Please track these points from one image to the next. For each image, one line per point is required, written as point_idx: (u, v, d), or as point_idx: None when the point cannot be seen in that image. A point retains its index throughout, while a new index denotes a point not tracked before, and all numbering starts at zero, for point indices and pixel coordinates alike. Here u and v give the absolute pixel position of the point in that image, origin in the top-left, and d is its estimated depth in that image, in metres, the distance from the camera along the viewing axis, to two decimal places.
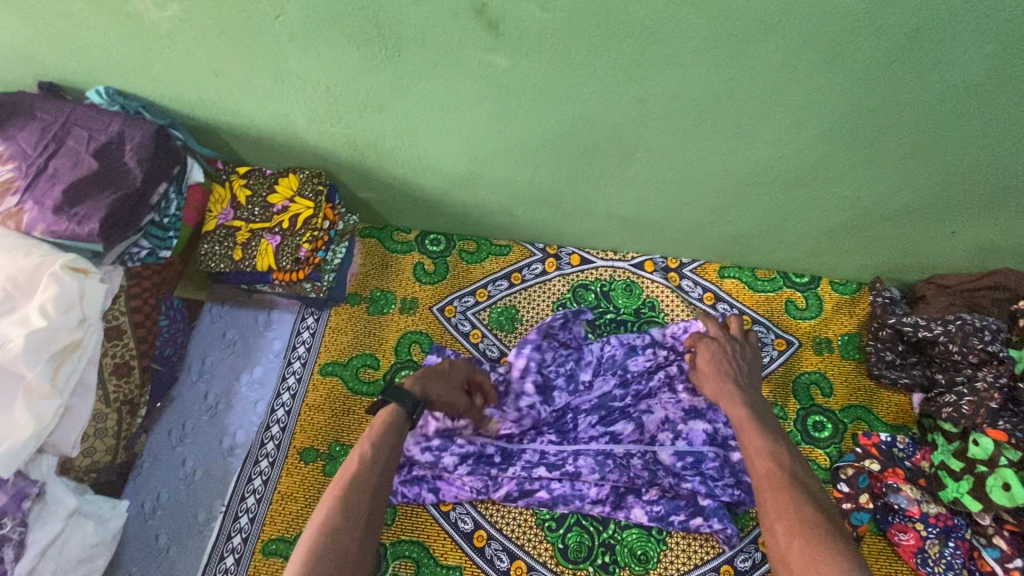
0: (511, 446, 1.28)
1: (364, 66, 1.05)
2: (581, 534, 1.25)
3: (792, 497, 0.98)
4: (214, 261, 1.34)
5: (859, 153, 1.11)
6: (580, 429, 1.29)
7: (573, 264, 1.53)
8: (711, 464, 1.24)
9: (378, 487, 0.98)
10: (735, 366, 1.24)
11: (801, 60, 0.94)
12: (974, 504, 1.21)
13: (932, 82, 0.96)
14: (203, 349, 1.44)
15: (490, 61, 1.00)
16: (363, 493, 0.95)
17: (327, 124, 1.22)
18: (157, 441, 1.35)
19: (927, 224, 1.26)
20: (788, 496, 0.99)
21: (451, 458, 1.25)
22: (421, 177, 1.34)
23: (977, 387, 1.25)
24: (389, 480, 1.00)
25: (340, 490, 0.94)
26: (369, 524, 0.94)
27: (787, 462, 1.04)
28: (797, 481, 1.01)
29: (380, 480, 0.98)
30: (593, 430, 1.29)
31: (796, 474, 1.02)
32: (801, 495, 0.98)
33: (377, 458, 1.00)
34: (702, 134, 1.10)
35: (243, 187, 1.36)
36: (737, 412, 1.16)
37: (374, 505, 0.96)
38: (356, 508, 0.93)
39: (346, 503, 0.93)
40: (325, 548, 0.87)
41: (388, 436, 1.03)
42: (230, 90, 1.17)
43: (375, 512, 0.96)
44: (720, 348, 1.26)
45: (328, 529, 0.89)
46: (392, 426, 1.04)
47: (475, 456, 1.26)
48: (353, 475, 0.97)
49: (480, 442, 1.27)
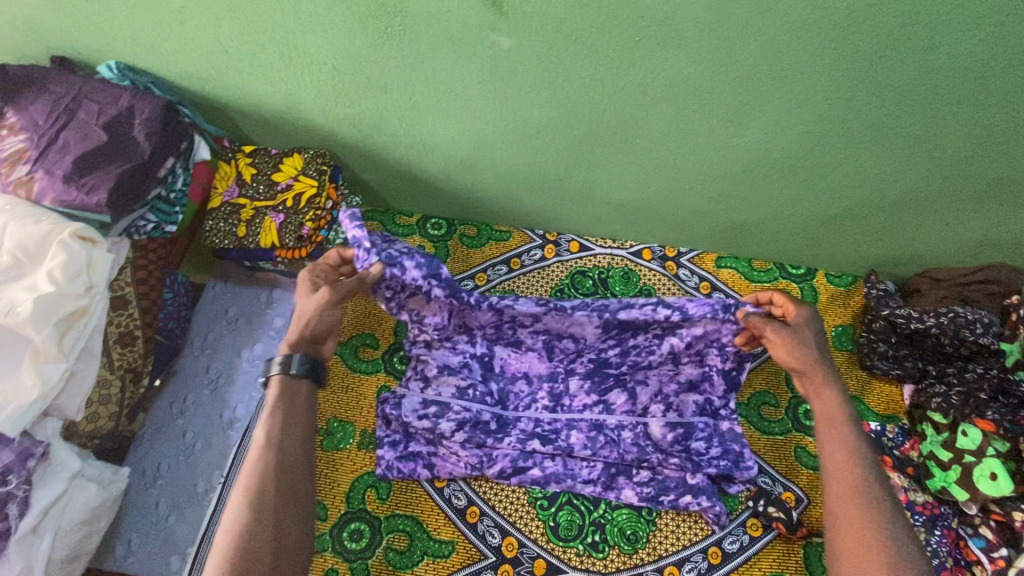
0: (506, 412, 1.32)
1: (368, 45, 1.07)
2: (572, 513, 1.27)
3: (880, 516, 0.99)
4: (218, 238, 1.36)
5: (856, 144, 1.12)
6: (574, 397, 1.34)
7: (572, 251, 1.55)
8: (699, 434, 1.30)
9: (294, 438, 1.06)
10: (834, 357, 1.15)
11: (797, 48, 0.96)
12: (960, 493, 1.23)
13: (926, 71, 0.97)
14: (205, 324, 1.46)
15: (492, 42, 1.02)
16: (275, 450, 1.03)
17: (332, 103, 1.24)
18: (158, 412, 1.37)
19: (921, 216, 1.27)
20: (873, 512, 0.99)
21: (448, 424, 1.29)
22: (422, 158, 1.36)
23: (967, 378, 1.26)
24: (298, 450, 1.05)
25: (256, 453, 1.03)
26: (290, 474, 1.03)
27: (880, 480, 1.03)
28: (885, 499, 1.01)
29: (291, 433, 1.05)
30: (587, 399, 1.33)
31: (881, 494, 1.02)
32: (889, 514, 0.99)
33: (273, 439, 1.04)
34: (701, 119, 1.12)
35: (249, 165, 1.38)
36: (832, 410, 1.10)
37: (288, 455, 1.04)
38: (271, 468, 1.01)
39: (263, 463, 1.02)
40: (250, 506, 0.97)
41: (292, 391, 1.09)
42: (237, 68, 1.19)
43: (295, 460, 1.04)
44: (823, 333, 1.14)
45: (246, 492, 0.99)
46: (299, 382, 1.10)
47: (471, 423, 1.30)
48: (266, 436, 1.04)
49: (476, 409, 1.31)
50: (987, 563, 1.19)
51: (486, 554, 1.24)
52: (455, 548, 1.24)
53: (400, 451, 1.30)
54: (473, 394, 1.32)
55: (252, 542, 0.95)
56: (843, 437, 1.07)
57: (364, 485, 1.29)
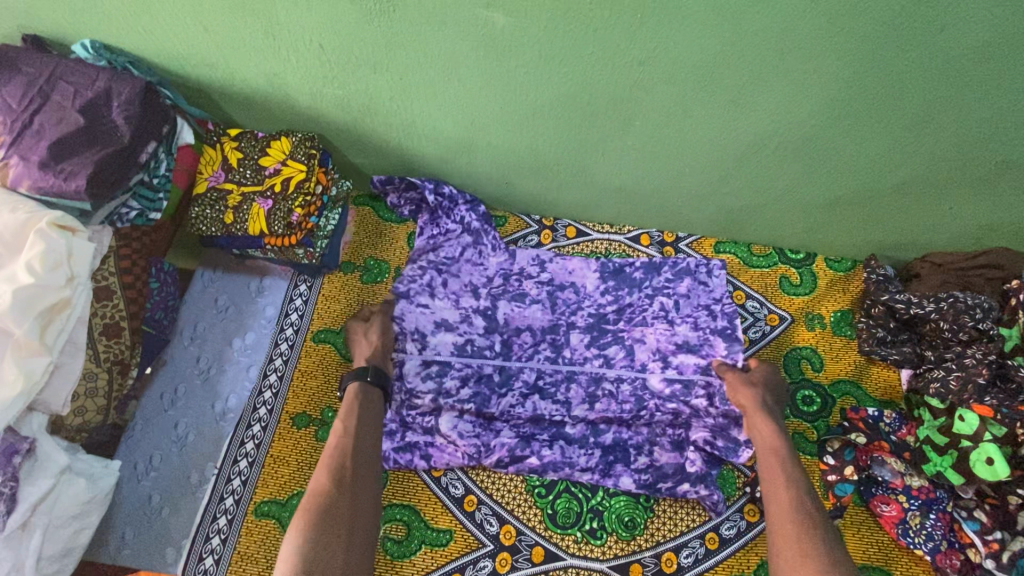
0: (506, 366, 1.35)
1: (355, 24, 1.02)
2: (570, 501, 1.27)
3: (810, 536, 1.04)
4: (205, 225, 1.32)
5: (863, 126, 1.09)
6: (576, 349, 1.38)
7: (568, 236, 1.54)
8: (695, 395, 1.33)
9: (367, 429, 1.18)
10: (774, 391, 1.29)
11: (806, 24, 0.91)
12: (956, 478, 1.23)
13: (939, 51, 0.93)
14: (195, 313, 1.44)
15: (487, 20, 0.97)
16: (349, 458, 1.13)
17: (320, 85, 1.19)
18: (149, 404, 1.35)
19: (926, 200, 1.25)
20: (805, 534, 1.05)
21: (451, 381, 1.33)
22: (414, 141, 1.32)
23: (966, 363, 1.25)
24: (369, 448, 1.17)
25: (330, 460, 1.12)
26: (362, 484, 1.12)
27: (812, 505, 1.10)
28: (820, 527, 1.06)
29: (363, 448, 1.15)
30: (587, 351, 1.38)
31: (813, 515, 1.08)
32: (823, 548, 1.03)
33: (352, 429, 1.17)
34: (703, 102, 1.08)
35: (234, 149, 1.34)
36: (770, 438, 1.20)
37: (362, 465, 1.14)
38: (343, 475, 1.11)
39: (336, 469, 1.11)
40: (325, 503, 1.06)
41: (360, 411, 1.20)
42: (220, 47, 1.13)
43: (365, 472, 1.14)
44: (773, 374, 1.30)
45: (322, 494, 1.07)
46: (369, 403, 1.21)
47: (474, 378, 1.34)
48: (338, 448, 1.14)
49: (477, 364, 1.35)
50: (981, 546, 1.20)
51: (484, 542, 1.23)
52: (453, 537, 1.23)
53: (396, 443, 1.28)
54: (472, 349, 1.36)
55: (324, 538, 1.01)
56: (781, 465, 1.16)
57: None
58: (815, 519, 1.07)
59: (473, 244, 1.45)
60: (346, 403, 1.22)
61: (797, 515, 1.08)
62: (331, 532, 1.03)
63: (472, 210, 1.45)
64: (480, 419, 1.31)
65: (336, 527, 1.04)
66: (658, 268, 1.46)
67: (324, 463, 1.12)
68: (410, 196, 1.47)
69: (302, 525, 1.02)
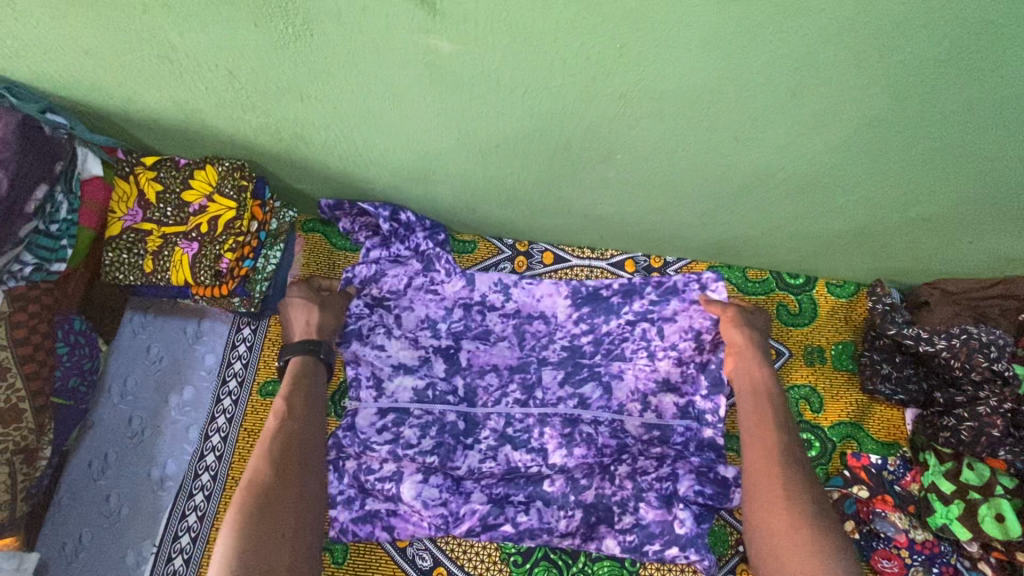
0: (472, 413, 1.22)
1: (270, 50, 0.82)
2: (549, 570, 1.17)
3: (798, 483, 1.03)
4: (122, 272, 1.14)
5: (883, 167, 0.92)
6: (547, 389, 1.25)
7: (545, 263, 1.38)
8: (676, 438, 1.22)
9: (313, 411, 1.11)
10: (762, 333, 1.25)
11: (829, 57, 0.73)
12: (963, 532, 1.13)
13: (985, 89, 0.76)
14: (123, 367, 1.27)
15: (429, 46, 0.78)
16: (291, 442, 1.05)
17: (240, 112, 0.99)
18: (76, 473, 1.20)
19: (946, 234, 1.09)
20: (793, 482, 1.03)
21: (411, 431, 1.19)
22: (362, 170, 1.13)
23: (979, 412, 1.15)
24: (314, 430, 1.10)
25: (270, 445, 1.03)
26: (304, 473, 1.04)
27: (797, 447, 1.08)
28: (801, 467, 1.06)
29: (306, 430, 1.08)
30: (561, 391, 1.25)
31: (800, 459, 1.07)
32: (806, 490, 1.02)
33: (296, 410, 1.09)
34: (695, 137, 0.91)
35: (152, 181, 1.15)
36: (756, 380, 1.17)
37: (305, 449, 1.07)
38: (287, 463, 1.03)
39: (280, 453, 1.03)
40: (264, 494, 0.97)
41: (303, 389, 1.12)
42: (109, 71, 0.92)
43: (309, 458, 1.07)
44: (763, 318, 1.27)
45: (262, 485, 0.98)
46: (314, 381, 1.14)
47: (436, 426, 1.20)
48: (278, 431, 1.06)
49: (438, 410, 1.21)
50: None
51: None
52: None
53: (355, 513, 1.16)
54: (433, 394, 1.22)
55: (265, 534, 0.94)
56: (769, 406, 1.13)
57: None
58: (801, 463, 1.07)
59: (424, 273, 1.27)
60: (286, 382, 1.13)
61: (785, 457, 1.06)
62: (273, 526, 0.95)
63: (432, 238, 1.28)
64: (448, 482, 1.18)
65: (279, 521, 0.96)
66: (637, 292, 1.29)
67: (263, 446, 1.03)
68: (367, 221, 1.28)
69: (237, 520, 0.94)
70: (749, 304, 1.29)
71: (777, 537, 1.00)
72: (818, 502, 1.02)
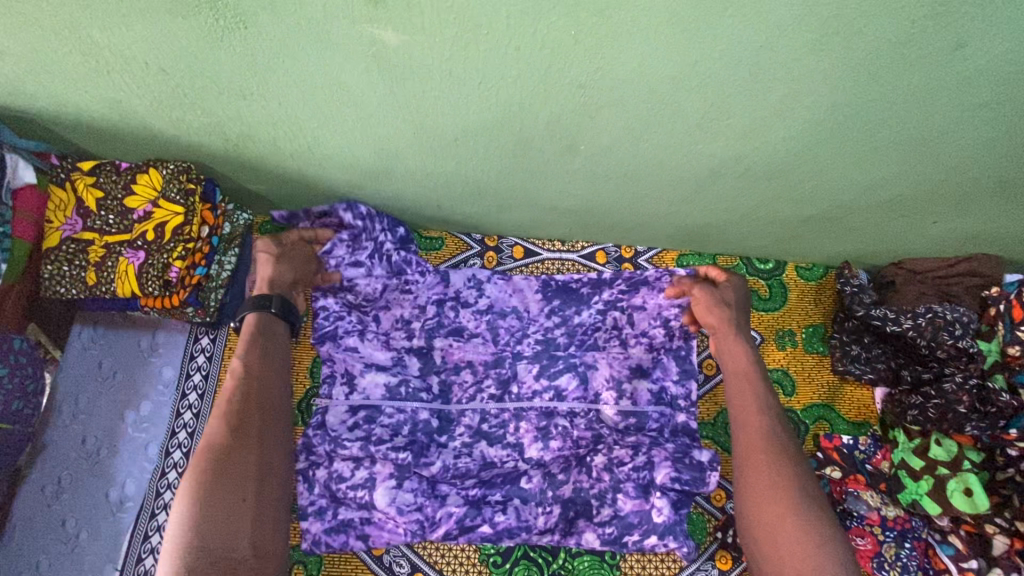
0: (446, 412, 1.20)
1: (205, 46, 0.77)
2: (529, 568, 1.16)
3: (787, 467, 1.03)
4: (64, 286, 1.08)
5: (847, 153, 0.91)
6: (522, 384, 1.23)
7: (515, 257, 1.35)
8: (652, 425, 1.21)
9: (270, 369, 1.04)
10: (742, 310, 1.22)
11: (789, 43, 0.71)
12: (932, 507, 1.15)
13: (944, 72, 0.75)
14: (74, 384, 1.20)
15: (374, 38, 0.74)
16: (249, 402, 0.99)
17: (179, 112, 0.93)
18: (29, 499, 1.14)
19: (909, 216, 1.10)
20: (781, 466, 1.03)
21: (382, 429, 1.16)
22: (317, 168, 1.08)
23: (945, 389, 1.16)
24: (275, 388, 1.04)
25: (227, 406, 0.98)
26: (266, 432, 0.99)
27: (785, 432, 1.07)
28: (788, 452, 1.05)
29: (265, 389, 1.02)
30: (536, 384, 1.23)
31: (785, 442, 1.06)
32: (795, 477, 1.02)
33: (252, 368, 1.02)
34: (658, 127, 0.88)
35: (91, 188, 1.07)
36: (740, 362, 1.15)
37: (265, 410, 1.01)
38: (248, 425, 0.97)
39: (236, 416, 0.97)
40: (222, 460, 0.93)
41: (261, 346, 1.06)
42: (30, 72, 0.85)
43: (272, 419, 1.01)
44: (743, 288, 1.23)
45: (219, 449, 0.94)
46: (272, 338, 1.08)
47: (408, 425, 1.17)
48: (235, 390, 1.00)
49: (411, 409, 1.18)
50: None
51: None
52: None
53: (327, 524, 1.12)
54: (406, 392, 1.19)
55: (224, 501, 0.91)
56: (753, 390, 1.11)
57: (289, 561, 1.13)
58: (789, 448, 1.05)
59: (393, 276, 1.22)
60: (244, 337, 1.07)
61: (772, 443, 1.05)
62: (233, 493, 0.92)
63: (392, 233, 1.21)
64: (423, 486, 1.15)
65: (239, 487, 0.93)
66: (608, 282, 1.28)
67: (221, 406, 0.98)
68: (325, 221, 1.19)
69: (192, 486, 0.91)
70: (723, 276, 1.25)
71: (769, 525, 1.00)
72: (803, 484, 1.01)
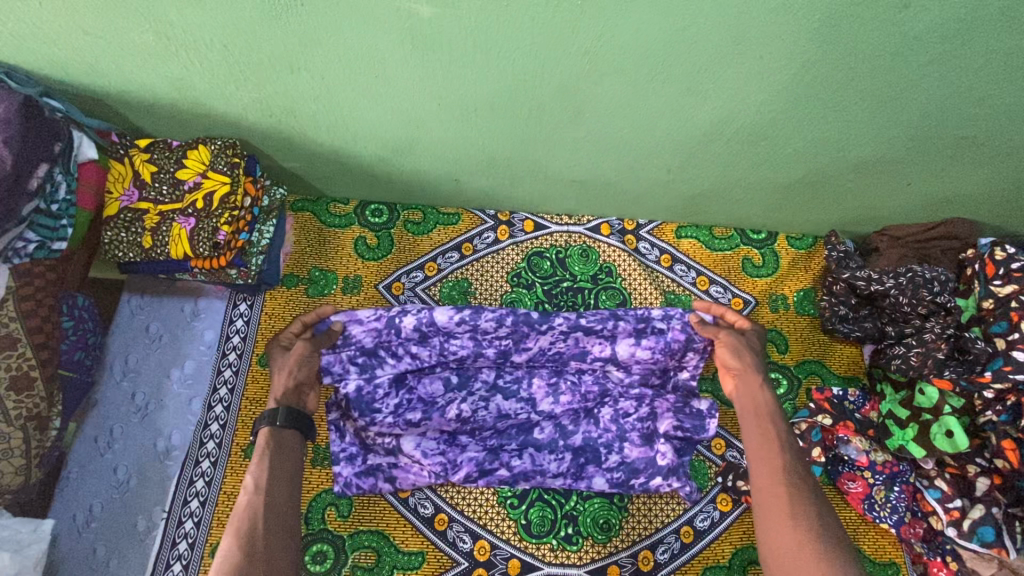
0: (455, 386, 1.25)
1: (263, 21, 0.89)
2: (543, 509, 1.26)
3: (803, 501, 1.04)
4: (122, 250, 1.19)
5: (821, 112, 1.03)
6: (537, 357, 1.28)
7: (526, 231, 1.46)
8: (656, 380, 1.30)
9: (282, 480, 1.06)
10: (760, 355, 1.26)
11: (763, 7, 0.83)
12: (918, 450, 1.24)
13: (898, 32, 0.87)
14: (124, 345, 1.31)
15: (410, 12, 0.86)
16: (259, 521, 1.00)
17: (232, 88, 1.05)
18: (83, 448, 1.24)
19: (885, 178, 1.21)
20: (797, 500, 1.04)
21: (397, 399, 1.23)
22: (349, 143, 1.20)
23: (925, 339, 1.25)
24: (283, 500, 1.05)
25: (239, 524, 0.99)
26: (277, 544, 0.99)
27: (803, 469, 1.09)
28: (807, 490, 1.06)
29: (274, 501, 1.03)
30: (548, 357, 1.28)
31: (806, 481, 1.07)
32: (816, 512, 1.03)
33: (262, 484, 1.04)
34: (654, 92, 1.00)
35: (147, 162, 1.20)
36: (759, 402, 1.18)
37: (272, 523, 1.01)
38: (256, 542, 0.97)
39: (246, 532, 0.98)
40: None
41: (275, 458, 1.09)
42: (108, 52, 0.98)
43: (278, 532, 1.00)
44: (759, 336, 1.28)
45: (230, 563, 0.93)
46: (282, 445, 1.11)
47: (423, 395, 1.24)
48: (247, 510, 1.01)
49: (429, 378, 1.25)
50: (942, 515, 1.22)
51: (458, 560, 1.21)
52: (425, 558, 1.21)
53: (358, 467, 1.22)
54: (421, 371, 1.25)
55: None
56: (774, 428, 1.14)
57: (323, 503, 1.23)
58: (806, 485, 1.07)
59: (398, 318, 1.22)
60: (257, 455, 1.09)
61: (793, 481, 1.07)
62: None
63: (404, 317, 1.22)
64: (444, 435, 1.26)
65: None
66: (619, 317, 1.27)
67: (234, 524, 0.99)
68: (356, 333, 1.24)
69: None
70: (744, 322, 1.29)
71: (785, 555, 1.00)
72: (822, 522, 1.02)
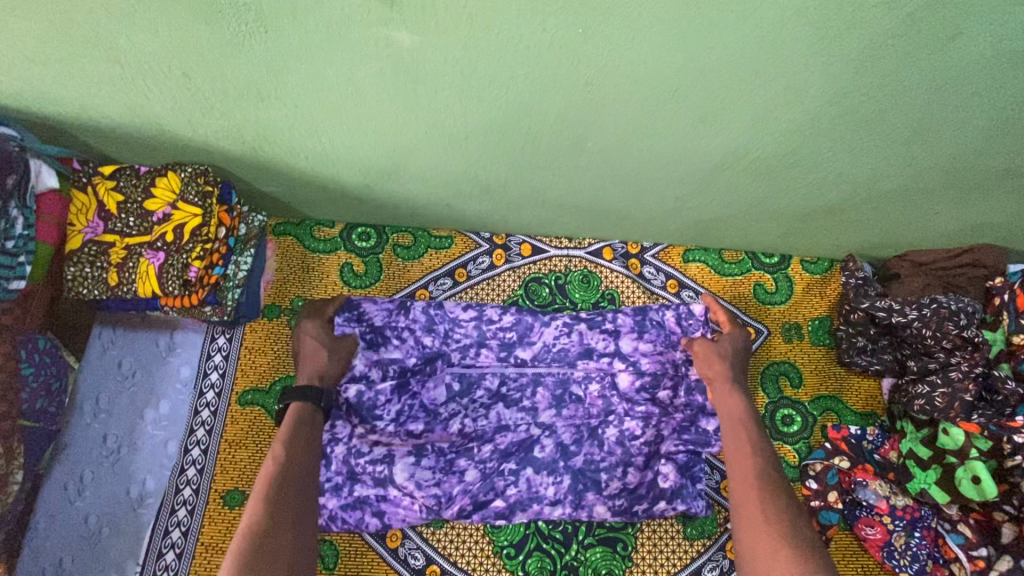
0: (460, 391, 1.20)
1: (227, 49, 0.80)
2: (542, 559, 1.18)
3: (777, 506, 0.96)
4: (86, 287, 1.11)
5: (847, 143, 0.93)
6: (539, 360, 1.24)
7: (523, 255, 1.37)
8: (664, 393, 1.22)
9: (309, 454, 1.01)
10: (743, 363, 1.19)
11: (789, 36, 0.74)
12: (941, 495, 1.16)
13: (942, 62, 0.77)
14: (94, 384, 1.23)
15: (391, 40, 0.77)
16: (288, 489, 0.94)
17: (201, 116, 0.96)
18: (50, 497, 1.16)
19: (913, 207, 1.11)
20: (771, 504, 0.96)
21: (399, 404, 1.17)
22: (332, 170, 1.11)
23: (951, 377, 1.17)
24: (309, 475, 0.99)
25: (267, 489, 0.93)
26: (302, 518, 0.94)
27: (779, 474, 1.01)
28: (784, 495, 0.97)
29: (301, 472, 0.98)
30: (551, 364, 1.24)
31: (782, 486, 0.99)
32: (790, 515, 0.94)
33: (294, 453, 0.99)
34: (664, 121, 0.91)
35: (112, 191, 1.10)
36: (735, 409, 1.11)
37: (298, 494, 0.95)
38: (284, 512, 0.91)
39: (274, 500, 0.92)
40: (261, 544, 0.85)
41: (305, 431, 1.03)
42: (59, 79, 0.89)
43: (303, 505, 0.95)
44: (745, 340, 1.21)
45: (259, 528, 0.87)
46: (311, 420, 1.05)
47: (425, 399, 1.18)
48: (276, 476, 0.95)
49: (433, 379, 1.19)
50: (966, 563, 1.15)
51: None
52: None
53: (344, 500, 1.15)
54: (423, 367, 1.19)
55: None
56: (749, 436, 1.07)
57: None
58: (782, 489, 0.98)
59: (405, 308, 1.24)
60: (284, 425, 1.03)
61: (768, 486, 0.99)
62: None
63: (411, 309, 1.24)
64: (440, 462, 1.18)
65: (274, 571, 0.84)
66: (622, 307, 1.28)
67: (262, 489, 0.93)
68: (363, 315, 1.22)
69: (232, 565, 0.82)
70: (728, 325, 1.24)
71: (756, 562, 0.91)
72: (796, 525, 0.92)
